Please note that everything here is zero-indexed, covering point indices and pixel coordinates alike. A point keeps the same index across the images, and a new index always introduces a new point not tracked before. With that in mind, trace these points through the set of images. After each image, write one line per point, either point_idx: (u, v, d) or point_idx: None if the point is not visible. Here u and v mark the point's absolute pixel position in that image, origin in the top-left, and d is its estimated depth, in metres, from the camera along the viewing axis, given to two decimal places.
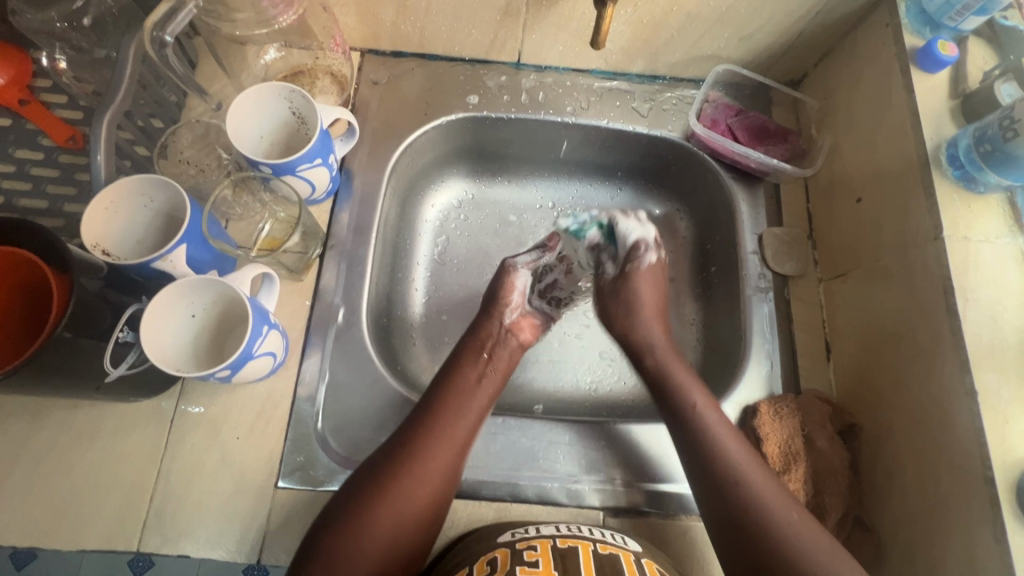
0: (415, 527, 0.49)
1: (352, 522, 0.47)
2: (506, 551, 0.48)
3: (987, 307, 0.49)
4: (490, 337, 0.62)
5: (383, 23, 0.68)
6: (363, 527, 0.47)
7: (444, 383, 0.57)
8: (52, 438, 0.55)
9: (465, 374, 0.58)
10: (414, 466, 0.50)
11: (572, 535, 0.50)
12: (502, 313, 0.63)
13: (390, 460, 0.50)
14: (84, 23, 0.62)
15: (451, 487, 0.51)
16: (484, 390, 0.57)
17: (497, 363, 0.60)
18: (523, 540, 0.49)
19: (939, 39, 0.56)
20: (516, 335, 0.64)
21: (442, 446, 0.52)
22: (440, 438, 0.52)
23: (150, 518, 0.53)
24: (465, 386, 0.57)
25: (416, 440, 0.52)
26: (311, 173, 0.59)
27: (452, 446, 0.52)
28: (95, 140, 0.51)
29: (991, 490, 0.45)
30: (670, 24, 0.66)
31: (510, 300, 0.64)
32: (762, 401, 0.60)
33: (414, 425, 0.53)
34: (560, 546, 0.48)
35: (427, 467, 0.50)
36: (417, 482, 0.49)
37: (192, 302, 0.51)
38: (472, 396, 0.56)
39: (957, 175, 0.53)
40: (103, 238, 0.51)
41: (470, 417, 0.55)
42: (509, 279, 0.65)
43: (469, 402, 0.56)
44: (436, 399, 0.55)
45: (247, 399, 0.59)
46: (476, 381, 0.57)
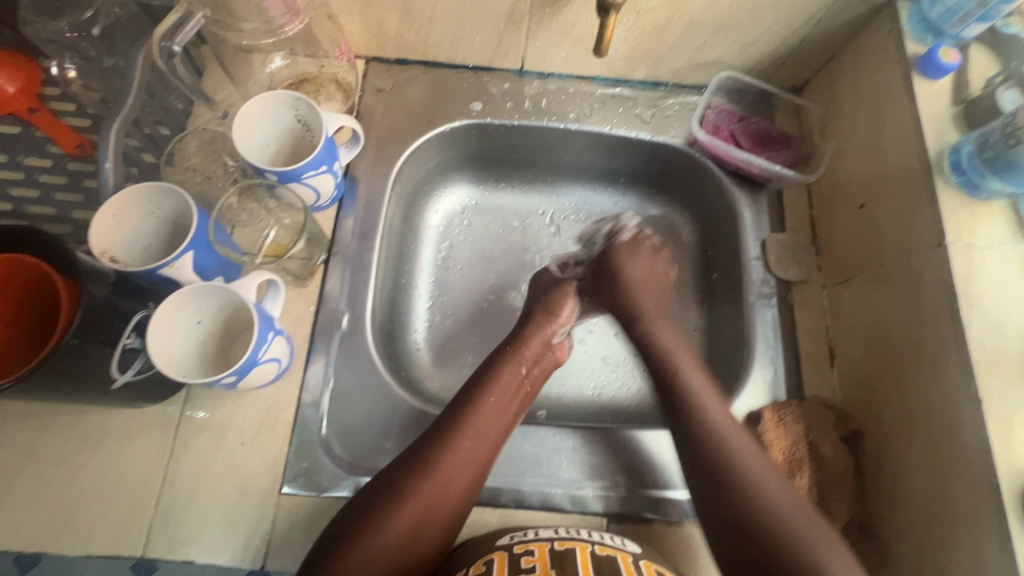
0: (429, 540, 0.49)
1: (366, 535, 0.47)
2: (503, 554, 0.48)
3: (991, 313, 0.49)
4: (530, 351, 0.61)
5: (387, 31, 0.68)
6: (376, 540, 0.47)
7: (478, 393, 0.56)
8: (58, 442, 0.56)
9: (499, 388, 0.57)
10: (436, 483, 0.50)
11: (570, 538, 0.50)
12: (552, 329, 0.65)
13: (410, 473, 0.50)
14: (93, 32, 0.63)
15: (468, 504, 0.52)
16: (514, 406, 0.57)
17: (531, 380, 0.60)
18: (520, 543, 0.49)
19: (940, 47, 0.56)
20: (555, 352, 0.64)
21: (466, 462, 0.52)
22: (466, 454, 0.52)
23: (155, 523, 0.54)
24: (499, 401, 0.56)
25: (440, 454, 0.51)
26: (316, 180, 0.60)
27: (475, 464, 0.52)
28: (103, 148, 0.52)
29: (996, 497, 0.45)
30: (673, 31, 0.66)
31: (560, 319, 0.65)
32: (766, 407, 0.60)
33: (440, 437, 0.52)
34: (558, 549, 0.48)
35: (449, 483, 0.50)
36: (437, 498, 0.50)
37: (198, 309, 0.52)
38: (501, 413, 0.56)
39: (960, 181, 0.53)
40: (111, 246, 0.52)
41: (496, 434, 0.55)
42: (566, 300, 0.67)
43: (500, 419, 0.55)
44: (467, 411, 0.54)
45: (252, 405, 0.59)
46: (509, 397, 0.57)
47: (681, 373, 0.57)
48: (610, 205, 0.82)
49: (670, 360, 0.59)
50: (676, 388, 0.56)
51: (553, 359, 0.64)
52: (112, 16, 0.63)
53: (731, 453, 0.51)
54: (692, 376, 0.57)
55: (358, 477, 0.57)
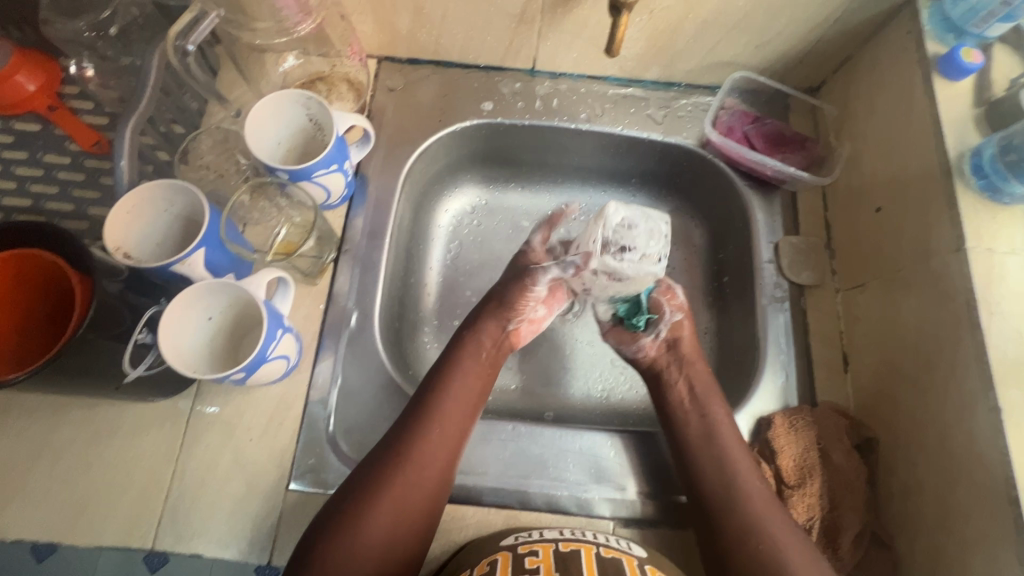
0: (410, 527, 0.49)
1: (345, 527, 0.47)
2: (507, 555, 0.48)
3: (1012, 320, 0.48)
4: (488, 335, 0.62)
5: (400, 31, 0.69)
6: (357, 531, 0.47)
7: (435, 383, 0.57)
8: (71, 434, 0.56)
9: (460, 374, 0.58)
10: (405, 468, 0.51)
11: (576, 540, 0.50)
12: (524, 309, 0.63)
13: (380, 464, 0.51)
14: (110, 32, 0.64)
15: (444, 486, 0.52)
16: (476, 388, 0.58)
17: (491, 361, 0.61)
18: (525, 545, 0.49)
19: (962, 47, 0.55)
20: (513, 337, 0.64)
21: (432, 445, 0.53)
22: (432, 438, 0.53)
23: (164, 517, 0.54)
24: (458, 385, 0.57)
25: (405, 442, 0.52)
26: (326, 179, 0.60)
27: (442, 446, 0.53)
28: (119, 146, 0.53)
29: (1015, 510, 0.43)
30: (687, 31, 0.66)
31: (530, 296, 0.63)
32: (776, 413, 0.59)
33: (402, 427, 0.54)
34: (562, 550, 0.48)
35: (417, 467, 0.51)
36: (410, 483, 0.50)
37: (208, 306, 0.52)
38: (461, 397, 0.57)
39: (982, 185, 0.52)
40: (124, 242, 0.52)
41: (460, 416, 0.56)
42: (525, 283, 0.63)
43: (459, 401, 0.56)
44: (425, 399, 0.56)
45: (260, 401, 0.59)
46: (470, 380, 0.58)
47: (713, 406, 0.58)
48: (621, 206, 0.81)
49: (709, 393, 0.59)
50: (705, 418, 0.57)
51: (511, 341, 0.64)
52: (128, 16, 0.64)
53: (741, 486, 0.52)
54: (717, 407, 0.58)
55: None
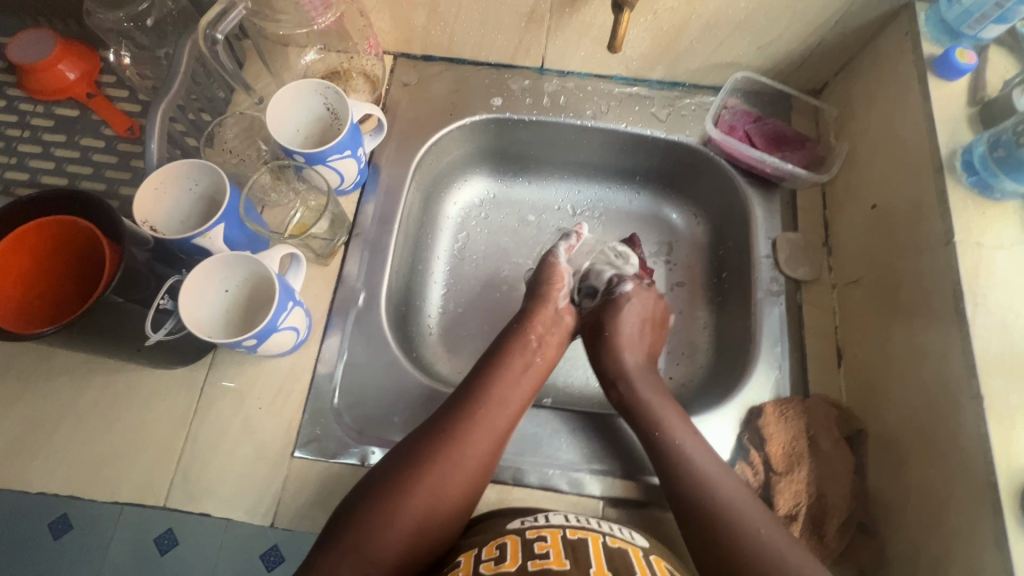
0: (448, 507, 0.52)
1: (387, 499, 0.50)
2: (517, 539, 0.49)
3: (998, 312, 0.49)
4: (541, 324, 0.66)
5: (415, 28, 0.72)
6: (397, 505, 0.50)
7: (490, 371, 0.60)
8: (95, 396, 0.60)
9: (510, 364, 0.61)
10: (454, 450, 0.53)
11: (582, 528, 0.51)
12: (553, 298, 0.68)
13: (430, 443, 0.54)
14: (147, 23, 0.67)
15: (486, 473, 0.55)
16: (528, 380, 0.61)
17: (545, 353, 0.64)
18: (534, 529, 0.51)
19: (957, 48, 0.56)
20: (565, 319, 0.69)
21: (481, 431, 0.55)
22: (483, 424, 0.56)
23: (176, 477, 0.58)
24: (508, 375, 0.60)
25: (457, 424, 0.55)
26: (339, 164, 0.63)
27: (492, 434, 0.56)
28: (149, 128, 0.57)
29: (993, 496, 0.44)
30: (690, 31, 0.68)
31: (560, 290, 0.69)
32: (768, 402, 0.60)
33: (456, 410, 0.57)
34: (571, 537, 0.49)
35: (465, 450, 0.54)
36: (456, 466, 0.53)
37: (225, 277, 0.56)
38: (516, 387, 0.60)
39: (972, 181, 0.53)
40: (152, 216, 0.56)
41: (513, 405, 0.58)
42: (558, 275, 0.70)
43: (508, 392, 0.59)
44: (481, 386, 0.59)
45: (270, 373, 0.62)
46: (521, 371, 0.61)
47: (662, 421, 0.58)
48: (625, 202, 0.84)
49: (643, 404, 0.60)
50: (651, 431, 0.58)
51: (566, 328, 0.68)
52: (164, 9, 0.66)
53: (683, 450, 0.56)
54: (666, 414, 0.59)
55: (366, 446, 0.60)
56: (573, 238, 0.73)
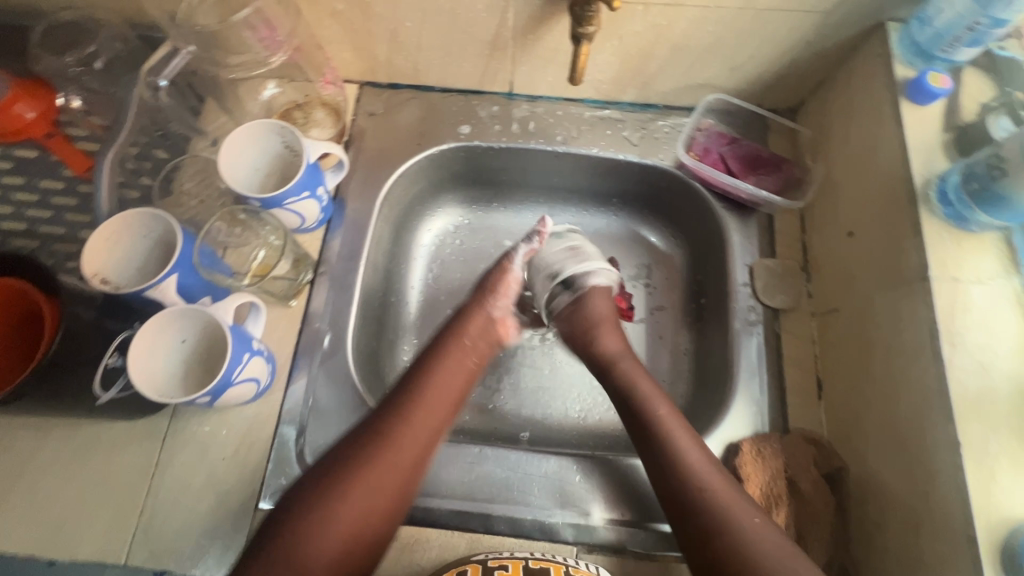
0: (382, 510, 0.50)
1: (316, 505, 0.48)
2: (477, 566, 0.50)
3: (975, 352, 0.47)
4: (473, 323, 0.64)
5: (378, 58, 0.70)
6: (328, 510, 0.48)
7: (423, 371, 0.59)
8: (53, 452, 0.58)
9: (441, 364, 0.60)
10: (383, 452, 0.52)
11: (545, 558, 0.52)
12: (491, 305, 0.66)
13: (358, 446, 0.52)
14: (96, 66, 0.67)
15: (418, 474, 0.53)
16: (459, 381, 0.60)
17: (474, 352, 0.62)
18: (495, 558, 0.51)
19: (929, 72, 0.54)
20: (501, 329, 0.66)
21: (411, 432, 0.54)
22: (413, 425, 0.54)
23: (137, 534, 0.56)
24: (438, 375, 0.59)
25: (385, 427, 0.53)
26: (300, 206, 0.62)
27: (422, 435, 0.54)
28: (98, 175, 0.62)
29: (974, 550, 0.42)
30: (658, 55, 0.66)
31: (503, 295, 0.66)
32: (745, 440, 0.58)
33: (387, 411, 0.55)
34: (532, 567, 0.50)
35: (396, 451, 0.52)
36: (386, 468, 0.51)
37: (181, 328, 0.53)
38: (447, 387, 0.58)
39: (947, 213, 0.51)
40: (103, 268, 0.55)
41: (444, 407, 0.57)
42: (506, 280, 0.67)
43: (438, 391, 0.57)
44: (411, 388, 0.57)
45: (234, 421, 0.61)
46: (452, 372, 0.60)
47: (653, 406, 0.58)
48: (603, 225, 0.82)
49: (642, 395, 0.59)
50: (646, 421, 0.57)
51: (501, 335, 0.66)
52: (113, 49, 0.67)
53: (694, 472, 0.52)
54: (653, 399, 0.58)
55: None
56: (536, 238, 0.69)
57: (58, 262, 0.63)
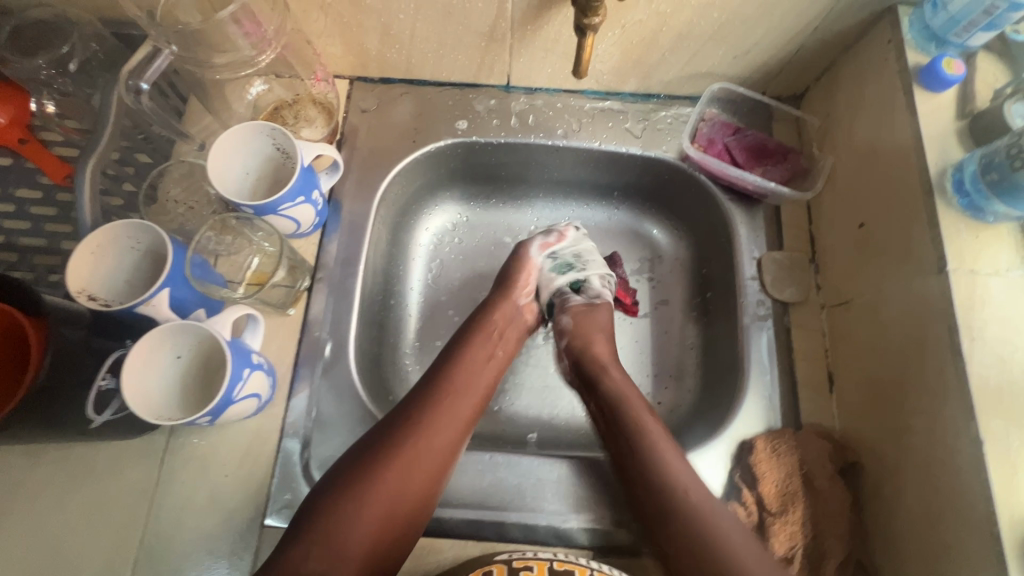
0: (415, 498, 0.51)
1: (350, 491, 0.49)
2: (502, 567, 0.50)
3: (995, 346, 0.46)
4: (501, 315, 0.65)
5: (369, 52, 0.67)
6: (363, 495, 0.49)
7: (454, 361, 0.59)
8: (47, 475, 0.56)
9: (474, 352, 0.61)
10: (417, 441, 0.52)
11: (570, 560, 0.51)
12: (516, 293, 0.67)
13: (393, 433, 0.53)
14: (70, 68, 0.61)
15: (450, 463, 0.54)
16: (491, 368, 0.61)
17: (505, 343, 0.64)
18: (520, 559, 0.51)
19: (943, 57, 0.53)
20: (524, 317, 0.67)
21: (444, 419, 0.55)
22: (446, 414, 0.55)
23: (140, 556, 0.54)
24: (471, 363, 0.60)
25: (424, 413, 0.54)
26: (293, 211, 0.60)
27: (458, 422, 0.55)
28: (79, 190, 0.54)
29: (996, 546, 0.42)
30: (662, 44, 0.64)
31: (524, 284, 0.68)
32: (759, 437, 0.58)
33: (422, 401, 0.55)
34: (557, 568, 0.50)
35: (430, 440, 0.53)
36: (423, 453, 0.52)
37: (177, 344, 0.51)
38: (478, 376, 0.59)
39: (963, 204, 0.50)
40: (89, 285, 0.52)
41: (478, 393, 0.58)
42: (525, 270, 0.68)
43: (472, 378, 0.59)
44: (444, 374, 0.58)
45: (235, 436, 0.59)
46: (484, 360, 0.61)
47: (642, 421, 0.57)
48: (605, 219, 0.80)
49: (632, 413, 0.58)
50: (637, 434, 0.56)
51: (524, 323, 0.67)
52: (87, 50, 0.62)
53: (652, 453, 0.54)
54: (642, 411, 0.58)
55: None
56: (553, 235, 0.70)
57: (38, 277, 0.61)
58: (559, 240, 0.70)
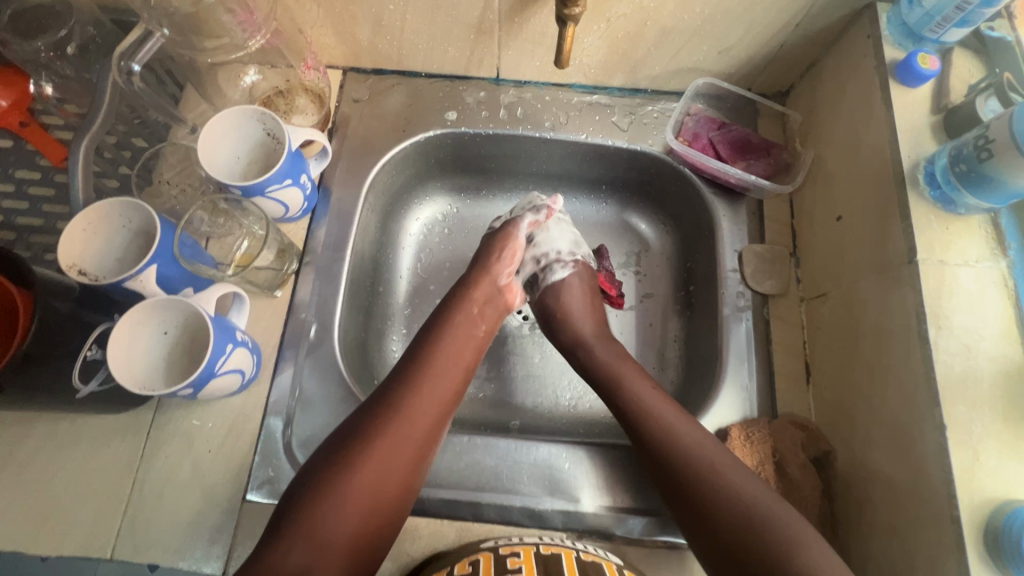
0: (399, 485, 0.49)
1: (336, 473, 0.47)
2: (489, 555, 0.49)
3: (962, 335, 0.47)
4: (481, 292, 0.64)
5: (361, 43, 0.69)
6: (347, 479, 0.47)
7: (431, 341, 0.58)
8: (37, 446, 0.57)
9: (451, 335, 0.59)
10: (397, 421, 0.51)
11: (555, 544, 0.51)
12: (496, 271, 0.66)
13: (373, 415, 0.51)
14: (68, 51, 0.64)
15: (433, 442, 0.53)
16: (468, 352, 0.59)
17: (483, 323, 0.63)
18: (506, 546, 0.50)
19: (919, 53, 0.54)
20: (505, 297, 0.66)
21: (425, 401, 0.53)
22: (426, 392, 0.53)
23: (123, 526, 0.55)
24: (449, 347, 0.58)
25: (403, 396, 0.52)
26: (281, 194, 0.61)
27: (437, 407, 0.54)
28: (73, 167, 0.55)
29: (957, 530, 0.42)
30: (646, 38, 0.65)
31: (508, 260, 0.67)
32: (734, 425, 0.58)
33: (397, 382, 0.54)
34: (543, 553, 0.49)
35: (413, 423, 0.51)
36: (405, 439, 0.50)
37: (163, 319, 0.52)
38: (458, 359, 0.58)
39: (935, 196, 0.51)
40: (80, 259, 0.53)
41: (456, 377, 0.57)
42: (509, 247, 0.68)
43: (450, 361, 0.57)
44: (422, 356, 0.56)
45: (220, 413, 0.60)
46: (461, 343, 0.59)
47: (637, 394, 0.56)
48: (593, 212, 0.81)
49: (611, 369, 0.59)
50: (618, 398, 0.57)
51: (504, 304, 0.66)
52: (86, 34, 0.64)
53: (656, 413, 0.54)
54: (636, 377, 0.58)
55: None
56: (545, 211, 0.70)
57: (34, 254, 0.62)
58: (549, 216, 0.70)
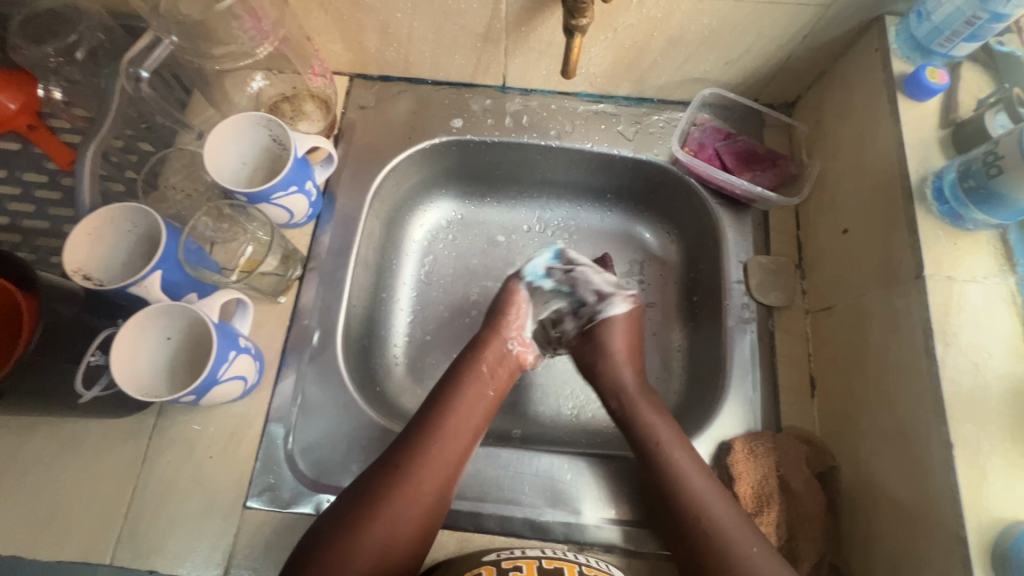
0: (407, 545, 0.50)
1: (343, 539, 0.48)
2: (491, 569, 0.48)
3: (970, 352, 0.46)
4: (492, 351, 0.64)
5: (368, 50, 0.69)
6: (354, 548, 0.48)
7: (441, 401, 0.58)
8: (39, 449, 0.57)
9: (463, 392, 0.59)
10: (406, 488, 0.51)
11: (558, 558, 0.50)
12: (506, 329, 0.65)
13: (385, 482, 0.52)
14: (78, 56, 0.64)
15: (443, 508, 0.53)
16: (480, 408, 0.59)
17: (496, 380, 0.63)
18: (508, 560, 0.49)
19: (927, 67, 0.54)
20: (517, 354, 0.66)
21: (432, 462, 0.53)
22: (435, 458, 0.54)
23: (123, 532, 0.55)
24: (460, 405, 0.58)
25: (411, 457, 0.53)
26: (286, 200, 0.61)
27: (446, 467, 0.54)
28: (78, 175, 0.56)
29: (964, 550, 0.42)
30: (653, 48, 0.65)
31: (514, 321, 0.66)
32: (737, 438, 0.58)
33: (408, 446, 0.54)
34: (546, 567, 0.48)
35: (420, 484, 0.52)
36: (411, 500, 0.51)
37: (166, 325, 0.52)
38: (469, 416, 0.58)
39: (943, 211, 0.50)
40: (85, 264, 0.53)
41: (466, 435, 0.57)
42: (514, 305, 0.67)
43: (460, 419, 0.57)
44: (432, 414, 0.57)
45: (221, 418, 0.60)
46: (473, 399, 0.59)
47: (672, 465, 0.54)
48: (597, 221, 0.80)
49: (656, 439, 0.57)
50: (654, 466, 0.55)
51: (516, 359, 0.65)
52: (94, 40, 0.65)
53: (691, 488, 0.53)
54: (675, 451, 0.55)
55: (321, 494, 0.57)
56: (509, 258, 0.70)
57: (40, 258, 0.62)
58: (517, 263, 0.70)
